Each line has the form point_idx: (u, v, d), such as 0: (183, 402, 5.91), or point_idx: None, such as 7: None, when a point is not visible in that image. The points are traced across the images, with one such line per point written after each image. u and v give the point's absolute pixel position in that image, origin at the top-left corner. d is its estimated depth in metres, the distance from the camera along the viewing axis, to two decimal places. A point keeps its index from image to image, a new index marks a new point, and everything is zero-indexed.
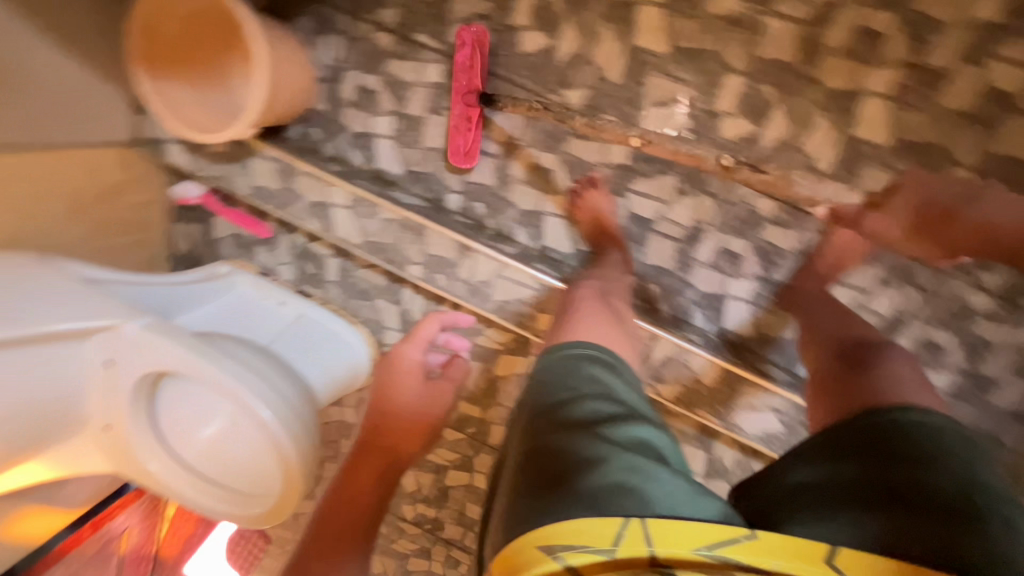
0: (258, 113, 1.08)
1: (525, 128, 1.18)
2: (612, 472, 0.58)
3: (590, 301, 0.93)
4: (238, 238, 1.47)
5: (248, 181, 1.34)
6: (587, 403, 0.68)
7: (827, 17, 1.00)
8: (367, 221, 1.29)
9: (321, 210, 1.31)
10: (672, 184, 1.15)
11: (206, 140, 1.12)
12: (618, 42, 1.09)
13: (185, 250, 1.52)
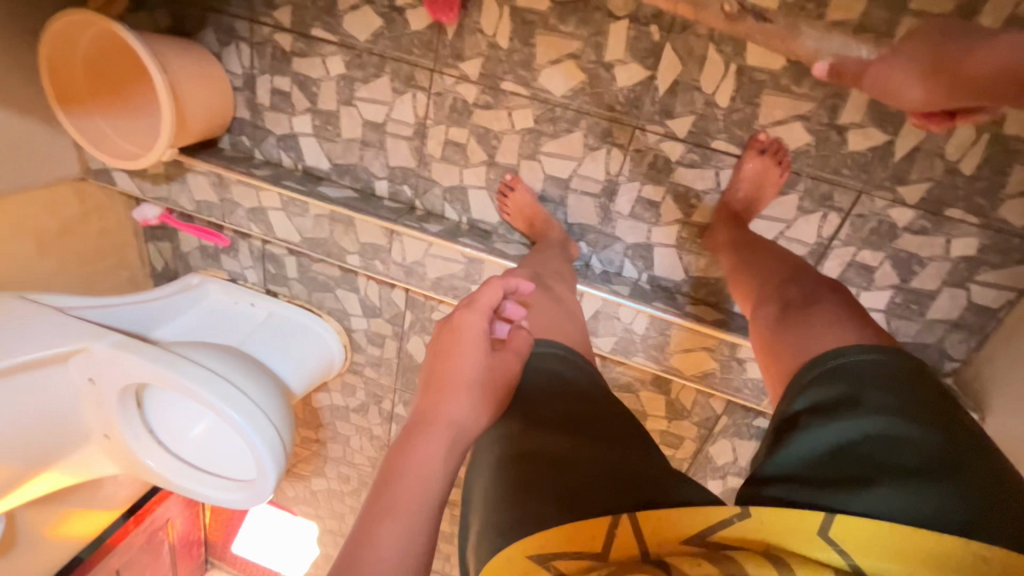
0: (168, 139, 1.08)
1: (626, 165, 1.07)
2: (891, 458, 0.50)
3: (825, 313, 0.70)
4: (327, 285, 1.46)
5: (353, 240, 1.20)
6: (814, 393, 0.59)
7: (999, 0, 0.81)
8: (464, 284, 1.18)
9: (413, 273, 1.20)
10: (793, 203, 1.03)
11: (143, 165, 1.11)
12: (729, 61, 0.94)
13: (275, 288, 1.51)
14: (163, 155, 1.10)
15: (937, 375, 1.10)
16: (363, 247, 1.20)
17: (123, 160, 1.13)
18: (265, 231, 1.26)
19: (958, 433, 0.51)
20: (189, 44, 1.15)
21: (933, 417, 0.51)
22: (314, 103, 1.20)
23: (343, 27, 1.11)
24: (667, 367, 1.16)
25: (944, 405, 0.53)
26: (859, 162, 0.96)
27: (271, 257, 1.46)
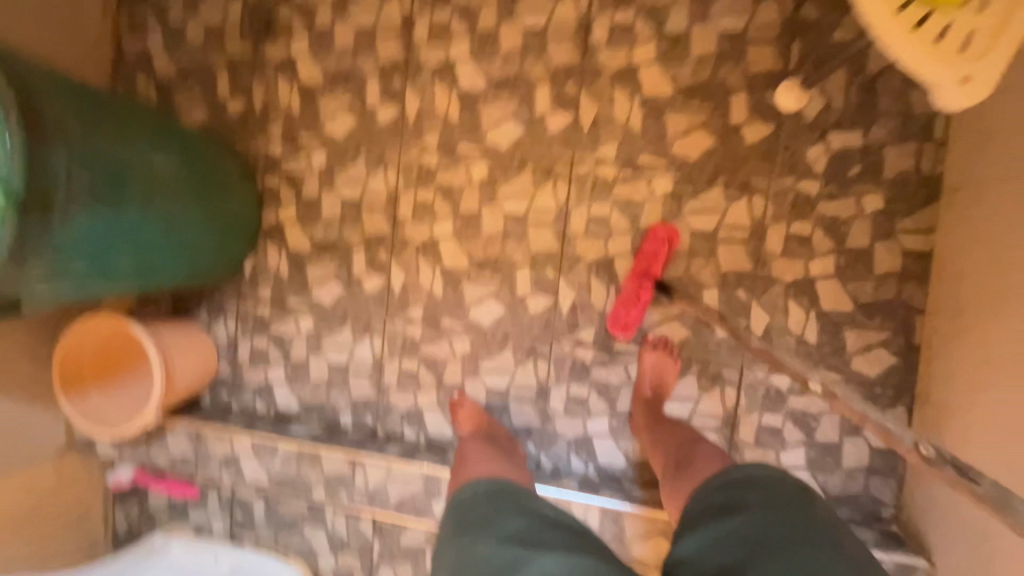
0: (156, 402, 1.24)
1: (551, 370, 1.27)
2: (716, 554, 0.70)
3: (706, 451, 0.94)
4: (294, 523, 1.46)
5: (318, 473, 1.29)
6: (694, 505, 0.81)
7: (775, 226, 1.15)
8: (425, 500, 1.24)
9: (376, 498, 1.26)
10: (694, 382, 1.21)
11: (129, 430, 1.23)
12: (608, 285, 1.23)
13: (241, 535, 1.50)
14: (149, 418, 1.24)
15: (882, 524, 1.14)
16: (327, 479, 1.28)
17: (112, 428, 1.25)
18: (235, 476, 1.34)
19: (779, 525, 0.69)
20: (183, 323, 1.39)
21: (797, 519, 0.69)
22: (287, 355, 1.42)
23: (312, 295, 1.39)
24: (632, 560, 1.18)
25: (793, 507, 0.71)
26: (731, 344, 1.19)
27: (239, 501, 1.49)
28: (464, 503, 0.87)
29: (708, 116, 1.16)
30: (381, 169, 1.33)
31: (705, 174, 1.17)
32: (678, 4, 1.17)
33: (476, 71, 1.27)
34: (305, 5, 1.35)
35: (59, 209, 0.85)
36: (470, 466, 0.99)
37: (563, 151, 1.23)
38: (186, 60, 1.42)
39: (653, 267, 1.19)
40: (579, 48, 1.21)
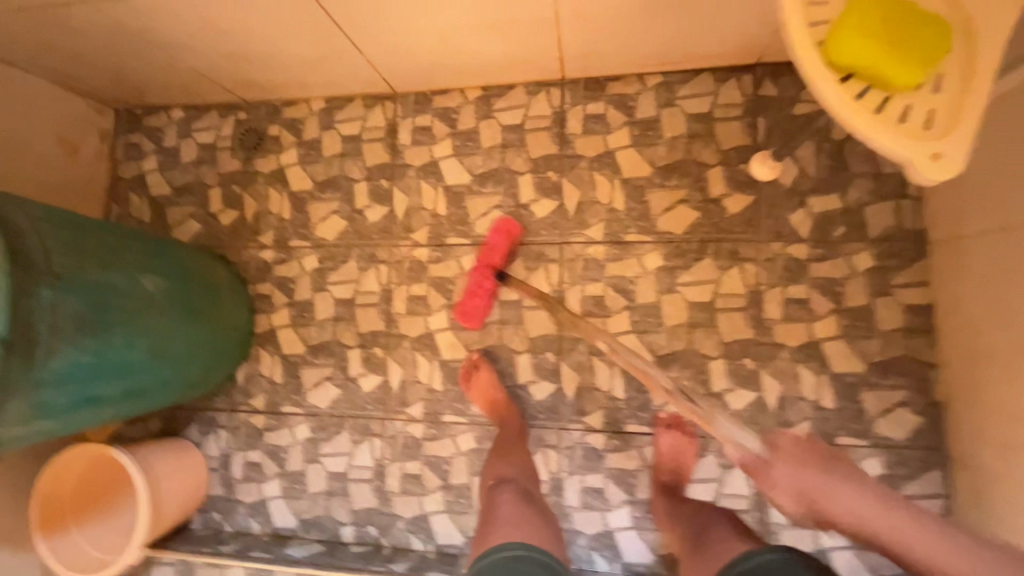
0: (141, 536, 1.15)
1: (563, 461, 1.21)
2: None
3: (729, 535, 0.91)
4: None
5: None
6: None
7: (771, 292, 1.15)
8: None
9: None
10: (714, 461, 1.15)
11: (110, 572, 1.13)
12: (611, 365, 1.20)
13: None
14: (132, 556, 1.14)
15: None
16: None
17: (89, 570, 1.15)
18: None
19: None
20: (170, 441, 1.33)
21: None
22: (283, 467, 1.34)
23: (308, 401, 1.34)
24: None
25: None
26: (746, 416, 1.14)
27: None
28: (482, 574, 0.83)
29: (689, 191, 1.20)
30: (373, 267, 1.34)
31: (694, 246, 1.18)
32: (646, 92, 1.24)
33: (460, 168, 1.31)
34: (292, 120, 1.42)
35: (44, 345, 0.81)
36: (501, 522, 0.94)
37: (552, 235, 1.25)
38: (179, 178, 1.47)
39: (495, 258, 1.23)
40: (556, 139, 1.27)
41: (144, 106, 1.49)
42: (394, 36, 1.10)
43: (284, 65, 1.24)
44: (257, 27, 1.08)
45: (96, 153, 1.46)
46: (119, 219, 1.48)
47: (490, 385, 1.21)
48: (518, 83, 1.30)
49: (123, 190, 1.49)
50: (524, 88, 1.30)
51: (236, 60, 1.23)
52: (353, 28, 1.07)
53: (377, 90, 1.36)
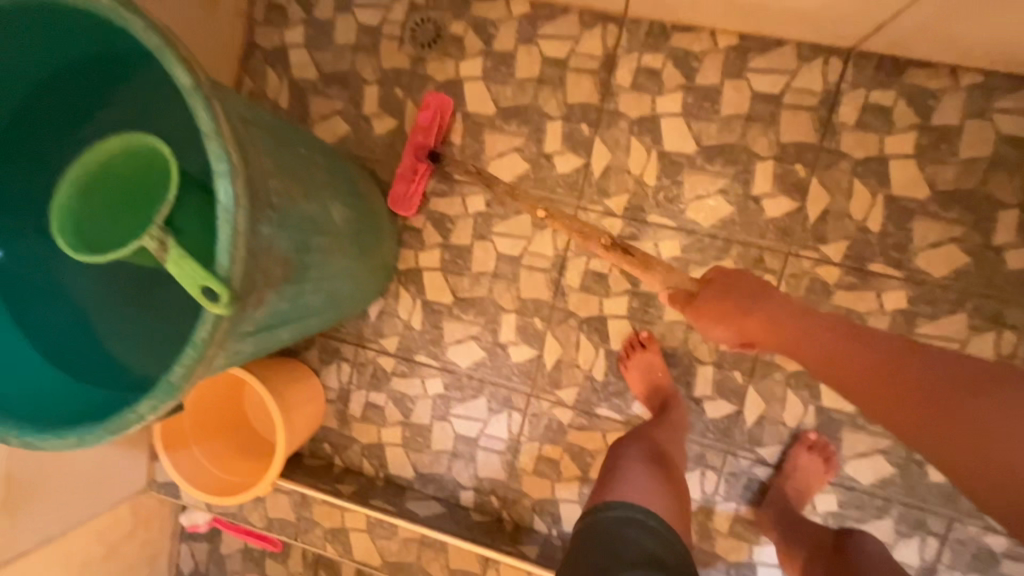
0: (277, 463, 1.07)
1: (720, 486, 1.12)
2: None
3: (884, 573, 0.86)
4: None
5: (441, 561, 1.16)
6: None
7: None
8: None
9: None
10: (890, 527, 1.06)
11: (249, 495, 1.07)
12: (806, 402, 1.07)
13: None
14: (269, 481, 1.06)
15: None
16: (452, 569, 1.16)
17: (226, 491, 1.08)
18: (342, 550, 1.20)
19: None
20: (292, 366, 1.21)
21: None
22: (407, 416, 1.25)
23: (446, 356, 1.22)
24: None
25: None
26: (943, 492, 1.04)
27: (327, 562, 1.34)
28: (594, 530, 0.76)
29: (967, 229, 0.99)
30: (551, 227, 1.15)
31: (949, 296, 1.00)
32: (953, 91, 0.98)
33: (685, 133, 1.08)
34: (484, 22, 1.15)
35: (259, 296, 0.65)
36: (624, 479, 0.83)
37: (779, 240, 1.05)
38: (330, 64, 1.22)
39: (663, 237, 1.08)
40: (818, 124, 1.03)
41: None
42: None
43: None
44: None
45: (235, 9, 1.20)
46: (252, 98, 1.25)
47: (653, 372, 1.09)
48: (789, 40, 1.03)
49: (260, 62, 1.24)
50: (795, 49, 1.03)
51: None
52: None
53: (603, 6, 1.08)
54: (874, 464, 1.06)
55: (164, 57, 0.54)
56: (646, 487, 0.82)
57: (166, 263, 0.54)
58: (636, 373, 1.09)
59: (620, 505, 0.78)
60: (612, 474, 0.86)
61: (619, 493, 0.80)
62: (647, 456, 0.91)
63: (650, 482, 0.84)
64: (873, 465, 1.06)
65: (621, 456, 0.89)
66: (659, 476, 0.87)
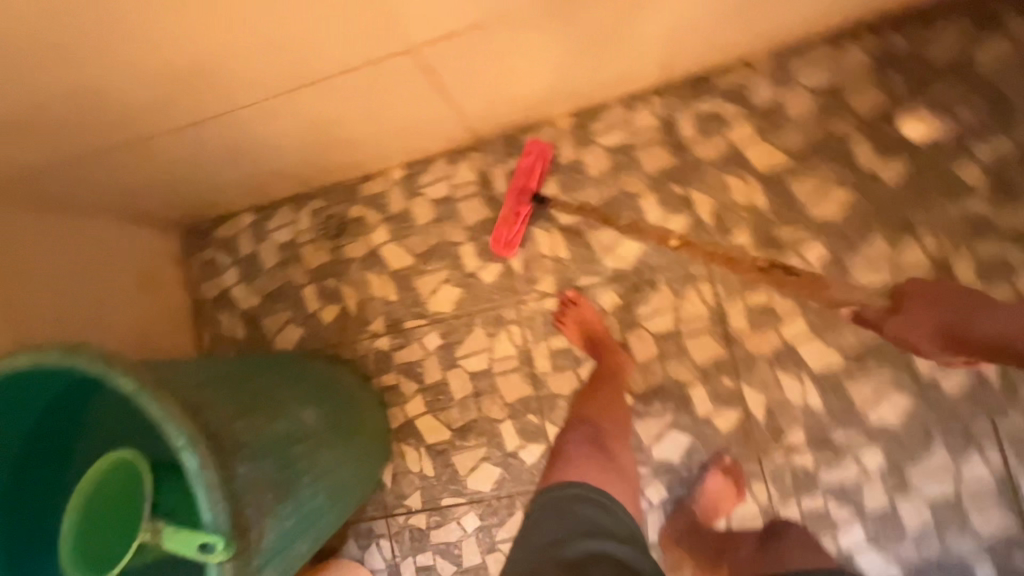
0: None
1: (772, 491, 1.10)
2: None
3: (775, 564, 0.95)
4: None
5: None
6: None
7: (958, 257, 1.04)
8: None
9: None
10: (945, 455, 1.04)
11: None
12: (798, 374, 1.09)
13: None
14: None
15: None
16: None
17: None
18: None
19: None
20: (334, 564, 1.22)
21: None
22: (460, 564, 1.23)
23: (469, 488, 1.24)
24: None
25: None
26: (968, 396, 1.03)
27: None
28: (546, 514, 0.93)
29: (835, 170, 1.09)
30: (503, 330, 1.24)
31: (857, 227, 1.08)
32: (758, 77, 1.13)
33: (572, 205, 1.21)
34: (375, 197, 1.33)
35: (258, 528, 0.72)
36: (570, 464, 1.01)
37: (692, 251, 1.15)
38: (266, 285, 1.38)
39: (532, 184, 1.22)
40: (670, 148, 1.17)
41: (211, 218, 1.41)
42: (494, 82, 1.02)
43: (364, 141, 1.15)
44: (353, 108, 1.00)
45: (176, 282, 1.38)
46: (214, 344, 1.38)
47: (586, 317, 1.17)
48: (613, 100, 1.20)
49: (211, 311, 1.40)
50: (621, 103, 1.20)
51: (318, 148, 1.14)
52: (456, 86, 0.99)
53: (460, 144, 1.27)
54: (891, 400, 1.06)
55: (112, 372, 0.64)
56: (593, 465, 1.01)
57: (162, 544, 0.61)
58: (571, 322, 1.16)
59: (555, 491, 0.97)
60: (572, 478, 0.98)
61: (562, 478, 0.98)
62: (588, 437, 1.07)
63: (592, 459, 1.02)
64: (891, 402, 1.06)
65: (569, 440, 1.06)
66: (599, 455, 1.04)
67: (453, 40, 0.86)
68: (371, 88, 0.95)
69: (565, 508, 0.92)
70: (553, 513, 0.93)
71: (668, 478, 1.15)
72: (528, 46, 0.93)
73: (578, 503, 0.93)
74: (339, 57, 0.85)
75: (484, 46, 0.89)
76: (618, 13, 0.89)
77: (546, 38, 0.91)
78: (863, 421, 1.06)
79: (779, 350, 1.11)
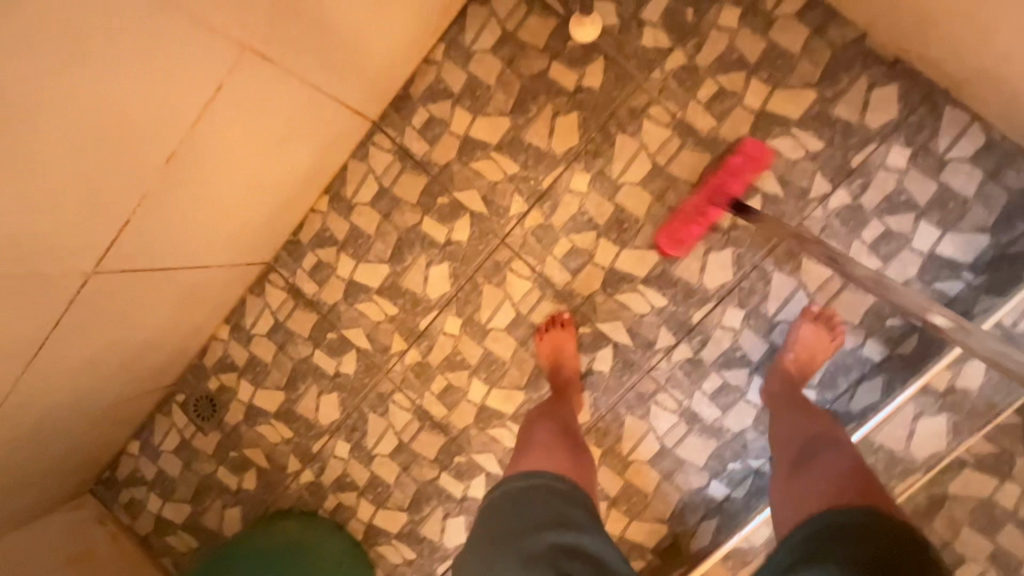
0: None
1: (677, 394, 1.14)
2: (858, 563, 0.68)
3: (844, 481, 0.80)
4: None
5: None
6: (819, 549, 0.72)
7: (689, 110, 1.08)
8: None
9: None
10: (783, 276, 1.08)
11: None
12: (634, 287, 1.13)
13: None
14: None
15: None
16: None
17: None
18: None
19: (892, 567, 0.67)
20: None
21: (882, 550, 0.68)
22: None
23: (451, 548, 1.28)
24: (932, 455, 1.03)
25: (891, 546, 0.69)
26: (771, 218, 1.07)
27: None
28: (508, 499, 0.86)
29: (552, 103, 1.13)
30: (390, 402, 1.27)
31: (599, 137, 1.11)
32: (443, 66, 1.16)
33: (374, 267, 1.25)
34: (222, 361, 1.36)
35: None
36: (532, 452, 0.94)
37: (488, 241, 1.18)
38: (187, 490, 1.41)
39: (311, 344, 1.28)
40: (417, 170, 1.20)
41: (105, 465, 1.44)
42: (205, 230, 1.01)
43: (162, 336, 1.17)
44: (106, 333, 0.99)
45: (112, 538, 1.40)
46: (178, 565, 1.41)
47: (565, 346, 1.14)
48: (345, 160, 1.23)
49: (158, 541, 1.43)
50: (355, 158, 1.23)
51: (126, 369, 1.15)
52: (179, 255, 1.00)
53: (254, 275, 1.29)
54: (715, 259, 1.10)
55: None
56: (572, 461, 0.94)
57: None
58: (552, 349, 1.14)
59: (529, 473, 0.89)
60: (538, 469, 0.90)
61: (523, 467, 0.91)
62: (561, 432, 1.01)
63: (558, 450, 0.95)
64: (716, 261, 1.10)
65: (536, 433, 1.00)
66: (578, 452, 0.98)
67: (120, 242, 0.85)
68: (99, 313, 0.94)
69: (515, 504, 0.85)
70: (516, 499, 0.85)
71: (594, 436, 1.19)
72: (193, 198, 0.91)
73: (523, 492, 0.86)
74: (35, 320, 0.83)
75: (150, 226, 0.88)
76: (241, 124, 0.88)
77: (202, 182, 0.90)
78: (704, 292, 1.10)
79: (606, 276, 1.14)
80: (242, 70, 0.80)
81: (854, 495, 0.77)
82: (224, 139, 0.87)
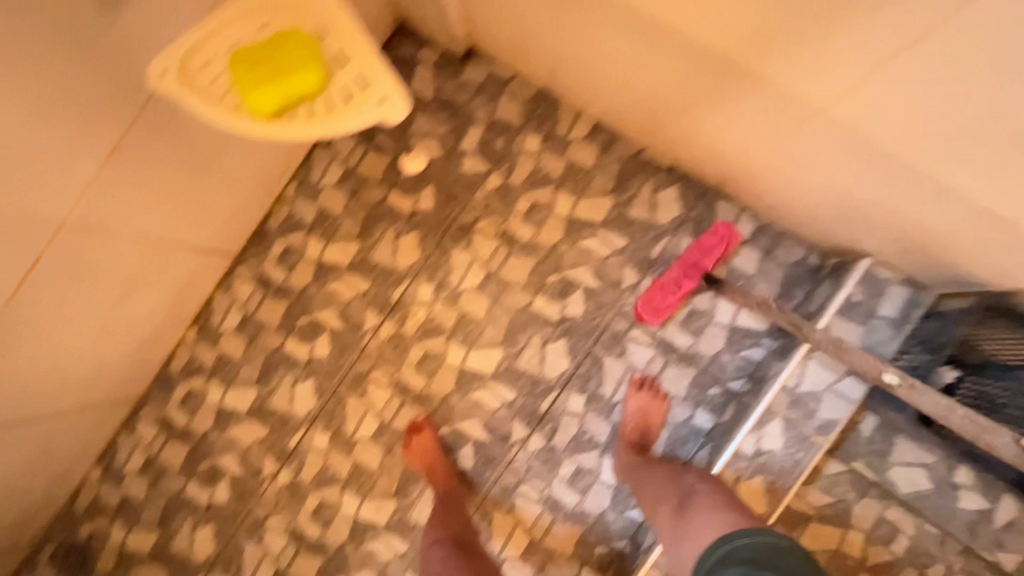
0: None
1: (536, 483, 1.18)
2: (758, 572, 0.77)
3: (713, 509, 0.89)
4: None
5: None
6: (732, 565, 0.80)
7: (510, 222, 1.22)
8: None
9: None
10: (613, 359, 1.18)
11: None
12: (483, 384, 1.21)
13: None
14: None
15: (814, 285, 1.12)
16: None
17: None
18: None
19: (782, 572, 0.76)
20: None
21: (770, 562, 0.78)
22: None
23: None
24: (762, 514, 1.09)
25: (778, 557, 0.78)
26: (593, 308, 1.19)
27: None
28: None
29: (393, 226, 1.26)
30: (265, 527, 1.26)
31: (437, 252, 1.24)
32: (295, 202, 1.29)
33: (243, 391, 1.28)
34: (93, 506, 1.32)
35: None
36: None
37: (347, 355, 1.25)
38: None
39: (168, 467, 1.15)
40: (277, 295, 1.28)
41: None
42: (43, 386, 1.00)
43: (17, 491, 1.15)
44: None
45: None
46: None
47: (430, 448, 1.18)
48: (211, 293, 1.30)
49: None
50: (220, 290, 1.30)
51: None
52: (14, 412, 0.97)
53: (124, 413, 1.31)
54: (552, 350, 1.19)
55: None
56: None
57: None
58: (417, 453, 1.18)
59: None
60: None
61: None
62: (457, 554, 1.04)
63: None
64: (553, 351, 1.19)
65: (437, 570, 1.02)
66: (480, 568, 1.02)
67: None
68: None
69: None
70: None
71: None
72: (22, 363, 0.93)
73: None
74: None
75: None
76: (66, 281, 0.90)
77: (30, 347, 0.92)
78: (547, 382, 1.19)
79: (458, 376, 1.22)
80: (58, 246, 0.86)
81: (731, 517, 0.86)
82: (48, 301, 0.90)
